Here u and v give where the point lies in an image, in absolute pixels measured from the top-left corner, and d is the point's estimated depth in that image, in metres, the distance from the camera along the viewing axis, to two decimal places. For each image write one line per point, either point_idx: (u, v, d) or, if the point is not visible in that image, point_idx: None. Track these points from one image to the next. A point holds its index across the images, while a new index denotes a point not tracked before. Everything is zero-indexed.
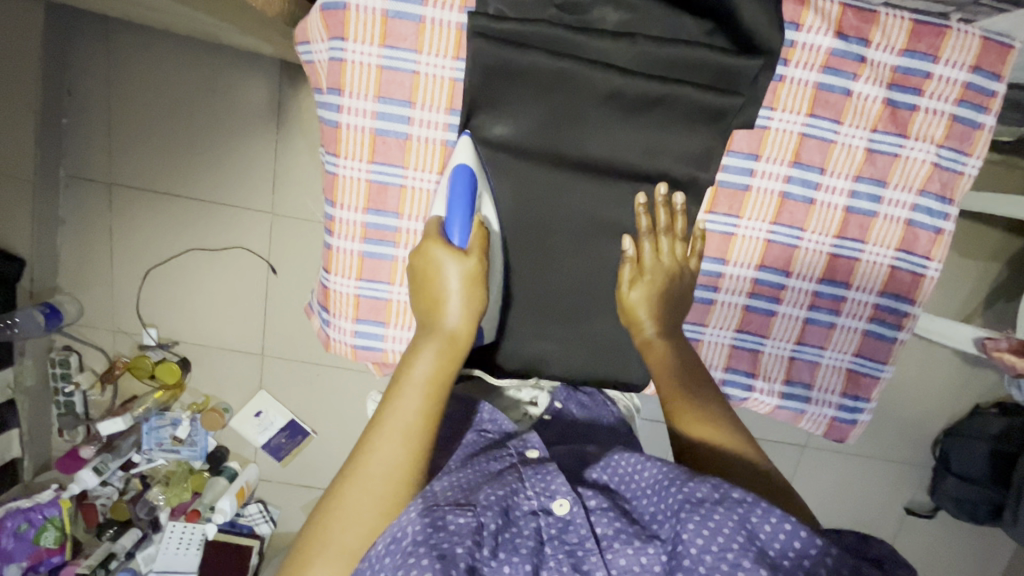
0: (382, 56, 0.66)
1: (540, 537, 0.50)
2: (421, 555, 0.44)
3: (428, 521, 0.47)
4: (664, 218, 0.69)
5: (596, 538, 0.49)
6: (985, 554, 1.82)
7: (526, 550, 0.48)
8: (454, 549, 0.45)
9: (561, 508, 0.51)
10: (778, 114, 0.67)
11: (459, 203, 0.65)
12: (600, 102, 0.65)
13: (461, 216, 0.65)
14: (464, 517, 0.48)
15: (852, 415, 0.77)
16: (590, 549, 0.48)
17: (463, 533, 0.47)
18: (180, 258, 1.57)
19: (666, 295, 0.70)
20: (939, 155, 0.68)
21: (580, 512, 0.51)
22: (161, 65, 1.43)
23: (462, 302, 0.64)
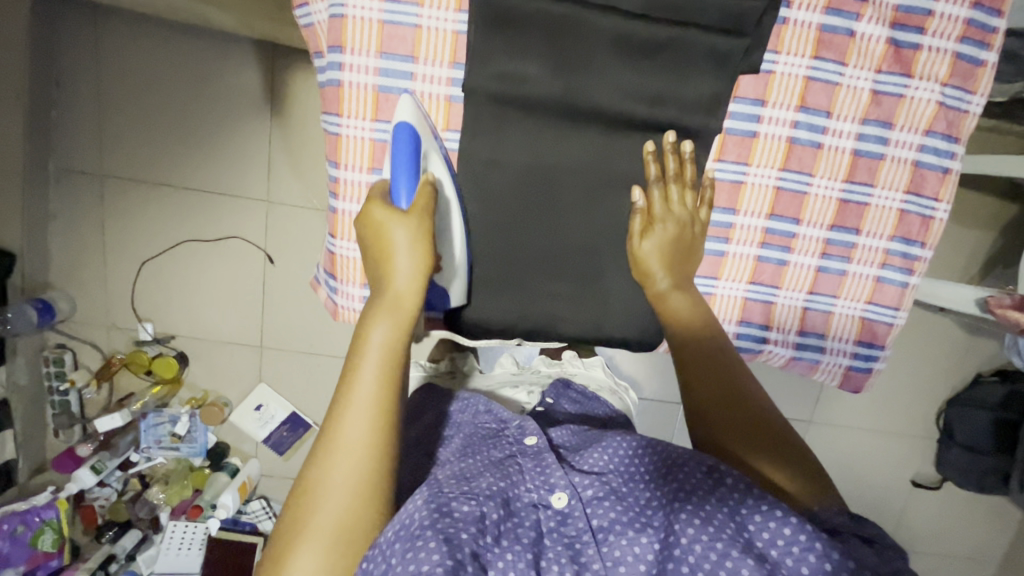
0: (383, 10, 0.64)
1: (540, 529, 0.52)
2: (428, 537, 0.47)
3: (435, 507, 0.50)
4: (673, 165, 0.68)
5: (592, 530, 0.52)
6: (989, 524, 1.83)
7: (526, 539, 0.51)
8: (459, 534, 0.48)
9: (559, 501, 0.54)
10: (784, 57, 0.67)
11: (402, 160, 0.63)
12: (606, 50, 0.64)
13: (405, 177, 0.63)
14: (469, 505, 0.51)
15: (866, 363, 0.78)
16: (587, 541, 0.51)
17: (468, 520, 0.50)
18: (174, 250, 1.54)
19: (671, 249, 0.69)
20: (944, 94, 0.68)
21: (579, 505, 0.53)
22: (151, 53, 1.41)
23: (411, 267, 0.60)
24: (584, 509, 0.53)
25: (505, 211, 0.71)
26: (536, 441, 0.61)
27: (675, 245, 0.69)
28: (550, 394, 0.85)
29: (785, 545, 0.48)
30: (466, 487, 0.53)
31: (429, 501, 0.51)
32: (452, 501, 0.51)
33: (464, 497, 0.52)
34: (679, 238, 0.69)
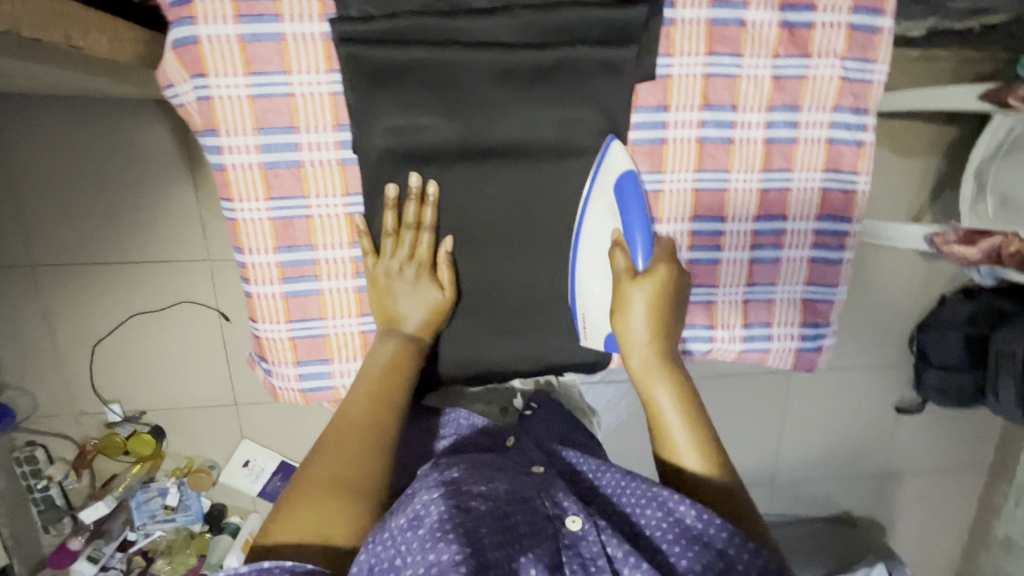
0: (250, 85, 0.60)
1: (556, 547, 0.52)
2: (451, 535, 0.49)
3: (455, 503, 0.53)
4: (620, 262, 0.63)
5: (606, 556, 0.51)
6: (976, 433, 1.90)
7: (546, 546, 0.52)
8: (479, 529, 0.51)
9: (573, 524, 0.54)
10: (677, 60, 0.64)
11: (639, 213, 0.64)
12: (493, 85, 0.61)
13: (643, 231, 0.63)
14: (483, 501, 0.54)
15: (814, 342, 0.77)
16: (602, 565, 0.51)
17: (484, 515, 0.53)
18: (125, 326, 1.49)
19: (666, 296, 0.62)
20: (845, 68, 0.66)
21: (592, 529, 0.53)
22: (50, 131, 1.33)
23: (416, 301, 0.66)
24: (598, 534, 0.52)
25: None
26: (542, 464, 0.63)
27: (667, 295, 0.62)
28: (536, 400, 0.94)
29: None
30: (485, 485, 0.56)
31: (449, 496, 0.54)
32: (471, 498, 0.54)
33: (482, 494, 0.55)
34: (674, 294, 0.63)
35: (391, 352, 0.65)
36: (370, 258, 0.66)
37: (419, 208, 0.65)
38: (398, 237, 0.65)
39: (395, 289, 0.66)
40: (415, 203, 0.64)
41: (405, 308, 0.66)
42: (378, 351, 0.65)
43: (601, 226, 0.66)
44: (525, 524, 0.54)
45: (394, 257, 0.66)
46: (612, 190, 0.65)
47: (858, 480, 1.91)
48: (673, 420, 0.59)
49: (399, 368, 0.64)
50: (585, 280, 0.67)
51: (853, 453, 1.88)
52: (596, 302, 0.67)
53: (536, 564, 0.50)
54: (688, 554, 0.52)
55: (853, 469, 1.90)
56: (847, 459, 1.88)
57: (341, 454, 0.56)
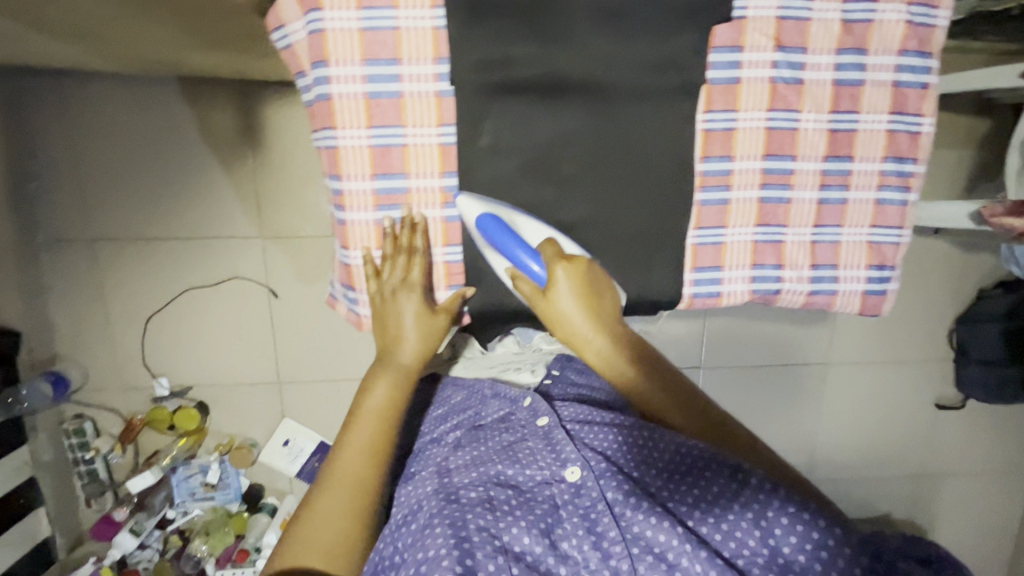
0: (361, 18, 0.65)
1: (556, 502, 0.72)
2: (441, 527, 0.68)
3: (447, 498, 0.73)
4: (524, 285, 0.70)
5: (607, 501, 0.69)
6: (1018, 432, 1.87)
7: (539, 511, 0.70)
8: (466, 516, 0.69)
9: (573, 475, 0.72)
10: (752, 2, 0.69)
11: (502, 240, 0.68)
12: (582, 22, 0.66)
13: (523, 251, 0.68)
14: (476, 493, 0.73)
15: (881, 286, 0.79)
16: (601, 509, 0.68)
17: (475, 502, 0.72)
18: (178, 301, 1.54)
19: (583, 283, 0.69)
20: (910, 13, 0.70)
21: (588, 477, 0.71)
22: (123, 112, 1.41)
23: (416, 323, 0.73)
24: (595, 481, 0.71)
25: (510, 185, 0.72)
26: (546, 421, 0.81)
27: (584, 279, 0.69)
28: (557, 367, 1.04)
29: (801, 535, 0.62)
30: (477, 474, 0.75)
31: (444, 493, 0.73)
32: (463, 490, 0.74)
33: (471, 485, 0.75)
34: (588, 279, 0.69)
35: (385, 393, 0.76)
36: (374, 284, 0.72)
37: (410, 235, 0.71)
38: (405, 271, 0.70)
39: (402, 309, 0.72)
40: (408, 231, 0.70)
41: (401, 343, 0.74)
42: (375, 392, 0.76)
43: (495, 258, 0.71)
44: (514, 498, 0.73)
45: (390, 278, 0.71)
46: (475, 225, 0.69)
47: (897, 480, 1.87)
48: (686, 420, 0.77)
49: (395, 408, 0.76)
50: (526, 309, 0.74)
51: (891, 451, 1.85)
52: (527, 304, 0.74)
53: (527, 532, 0.67)
54: (697, 486, 0.69)
55: (892, 467, 1.86)
56: (885, 457, 1.85)
57: (338, 520, 0.71)
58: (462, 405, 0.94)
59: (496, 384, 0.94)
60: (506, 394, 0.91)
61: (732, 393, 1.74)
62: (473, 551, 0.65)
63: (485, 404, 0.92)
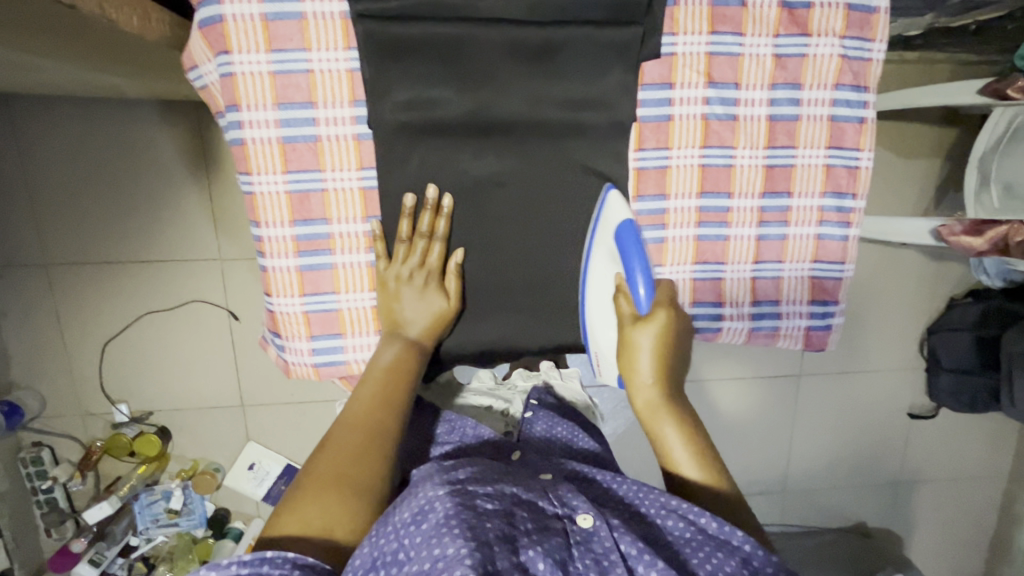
0: (271, 61, 0.62)
1: (568, 539, 0.52)
2: (454, 526, 0.48)
3: (460, 500, 0.52)
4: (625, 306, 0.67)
5: (621, 552, 0.50)
6: (990, 439, 1.87)
7: (554, 541, 0.51)
8: (487, 522, 0.49)
9: (584, 520, 0.53)
10: (682, 38, 0.66)
11: (635, 251, 0.65)
12: (504, 61, 0.63)
13: (645, 272, 0.66)
14: (492, 501, 0.53)
15: (824, 321, 0.78)
16: (615, 560, 0.50)
17: (493, 513, 0.51)
18: (136, 326, 1.51)
19: (670, 340, 0.65)
20: (844, 47, 0.68)
21: (603, 524, 0.52)
22: (70, 133, 1.37)
23: (425, 304, 0.68)
24: (610, 530, 0.52)
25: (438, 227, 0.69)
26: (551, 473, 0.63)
27: (674, 338, 0.65)
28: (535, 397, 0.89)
29: None
30: (491, 486, 0.56)
31: (456, 495, 0.53)
32: (478, 495, 0.53)
33: (489, 494, 0.54)
34: (676, 332, 0.66)
35: (394, 354, 0.67)
36: (386, 264, 0.68)
37: (432, 218, 0.67)
38: (425, 249, 0.67)
39: (402, 294, 0.68)
40: (430, 214, 0.67)
41: (406, 313, 0.69)
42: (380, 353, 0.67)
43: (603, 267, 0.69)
44: (531, 522, 0.53)
45: (405, 264, 0.68)
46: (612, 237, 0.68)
47: (871, 489, 1.87)
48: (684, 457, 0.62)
49: (406, 365, 0.67)
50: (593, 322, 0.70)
51: (865, 461, 1.85)
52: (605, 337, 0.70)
53: (545, 558, 0.48)
54: (707, 556, 0.51)
55: (866, 477, 1.86)
56: (859, 466, 1.85)
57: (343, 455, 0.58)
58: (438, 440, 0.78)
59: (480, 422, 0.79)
60: (486, 436, 0.78)
61: (704, 407, 1.72)
62: (495, 558, 0.47)
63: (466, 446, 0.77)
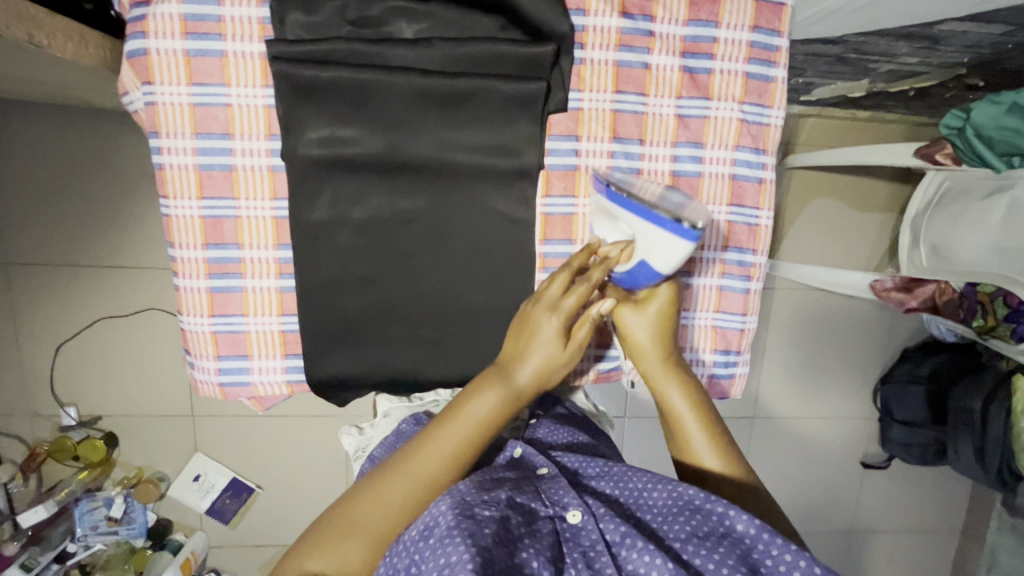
0: (192, 94, 0.66)
1: (558, 537, 0.57)
2: (457, 537, 0.51)
3: (460, 510, 0.54)
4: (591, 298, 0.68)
5: (606, 542, 0.57)
6: (944, 493, 1.87)
7: (545, 542, 0.56)
8: (485, 531, 0.52)
9: (574, 517, 0.59)
10: (587, 95, 0.70)
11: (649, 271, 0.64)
12: (413, 107, 0.67)
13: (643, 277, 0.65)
14: (490, 507, 0.55)
15: (727, 370, 0.80)
16: (601, 550, 0.56)
17: (490, 521, 0.54)
18: (90, 329, 1.52)
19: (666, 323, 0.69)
20: (743, 111, 0.72)
21: (592, 519, 0.58)
22: (41, 138, 1.40)
23: (540, 363, 0.64)
24: (597, 523, 0.58)
25: (348, 256, 0.72)
26: (546, 470, 0.67)
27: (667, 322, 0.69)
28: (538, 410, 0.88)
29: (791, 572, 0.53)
30: (485, 492, 0.58)
31: (453, 502, 0.56)
32: (476, 504, 0.56)
33: (486, 500, 0.56)
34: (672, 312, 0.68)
35: (494, 404, 0.62)
36: (544, 310, 0.64)
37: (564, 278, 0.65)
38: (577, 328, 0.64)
39: (541, 315, 0.64)
40: (563, 276, 0.65)
41: (526, 360, 0.64)
42: (483, 402, 0.62)
43: (608, 229, 0.68)
44: (524, 522, 0.57)
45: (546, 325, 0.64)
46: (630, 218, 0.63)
47: (825, 537, 1.85)
48: (701, 446, 0.68)
49: (496, 422, 0.63)
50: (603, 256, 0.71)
51: (819, 508, 1.84)
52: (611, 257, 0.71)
53: (540, 558, 0.53)
54: (690, 523, 0.58)
55: (820, 525, 1.84)
56: (813, 514, 1.84)
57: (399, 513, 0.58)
58: None
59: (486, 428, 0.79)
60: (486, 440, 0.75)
61: None
62: (496, 564, 0.50)
63: None
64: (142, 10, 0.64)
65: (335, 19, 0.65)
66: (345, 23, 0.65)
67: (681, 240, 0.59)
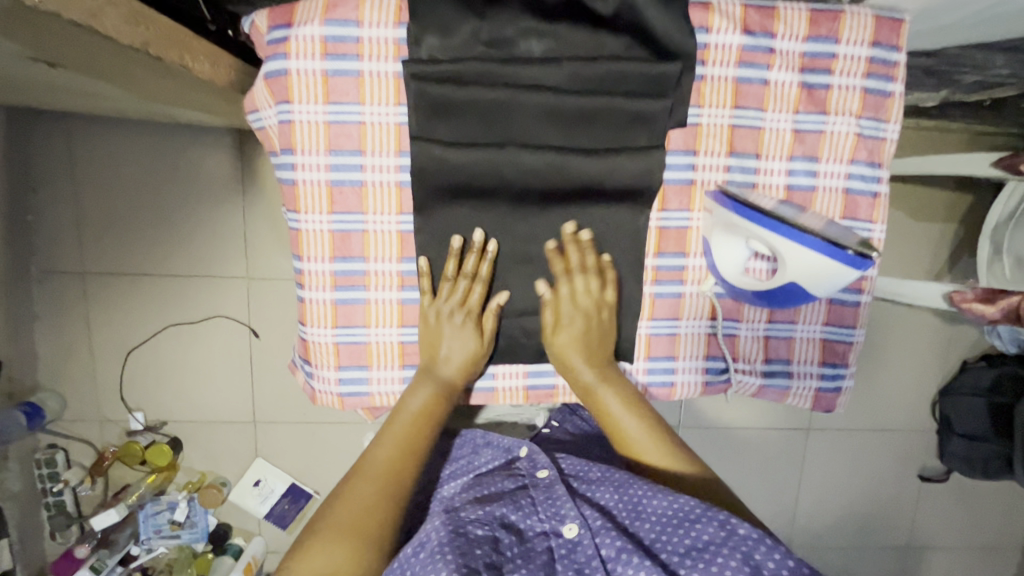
0: (328, 112, 0.68)
1: (552, 555, 0.62)
2: (447, 551, 0.58)
3: (453, 527, 0.62)
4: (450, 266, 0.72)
5: (602, 558, 0.59)
6: (1006, 507, 1.83)
7: (537, 562, 0.61)
8: (475, 549, 0.59)
9: (569, 531, 0.63)
10: (706, 110, 0.71)
11: (797, 296, 0.69)
12: (538, 123, 0.68)
13: (782, 299, 0.71)
14: (483, 528, 0.63)
15: (834, 383, 0.80)
16: (597, 566, 0.59)
17: (481, 539, 0.62)
18: (160, 336, 1.55)
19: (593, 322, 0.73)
20: (860, 126, 0.73)
21: (588, 534, 0.61)
22: (121, 151, 1.45)
23: (462, 356, 0.73)
24: (593, 538, 0.61)
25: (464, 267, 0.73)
26: (547, 474, 0.71)
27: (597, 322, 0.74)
28: (556, 419, 0.97)
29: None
30: (482, 509, 0.66)
31: (449, 523, 0.63)
32: (469, 523, 0.63)
33: (478, 520, 0.64)
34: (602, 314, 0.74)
35: (427, 395, 0.73)
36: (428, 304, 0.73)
37: (476, 261, 0.72)
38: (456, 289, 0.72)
39: (439, 326, 0.72)
40: (475, 256, 0.71)
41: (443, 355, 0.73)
42: (412, 400, 0.72)
43: (733, 242, 0.69)
44: (516, 546, 0.63)
45: (448, 303, 0.72)
46: (797, 254, 0.64)
47: (880, 552, 1.82)
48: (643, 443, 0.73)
49: (434, 412, 0.73)
50: (723, 254, 0.71)
51: (875, 521, 1.81)
52: (732, 258, 0.71)
53: None
54: (689, 533, 0.59)
55: (877, 538, 1.81)
56: (870, 527, 1.81)
57: (369, 511, 0.64)
58: (453, 454, 0.84)
59: (490, 431, 0.83)
60: (500, 444, 0.81)
61: (716, 455, 1.69)
62: None
63: (478, 453, 0.82)
64: (283, 32, 0.66)
65: (468, 40, 0.67)
66: (478, 44, 0.67)
67: (848, 267, 0.63)
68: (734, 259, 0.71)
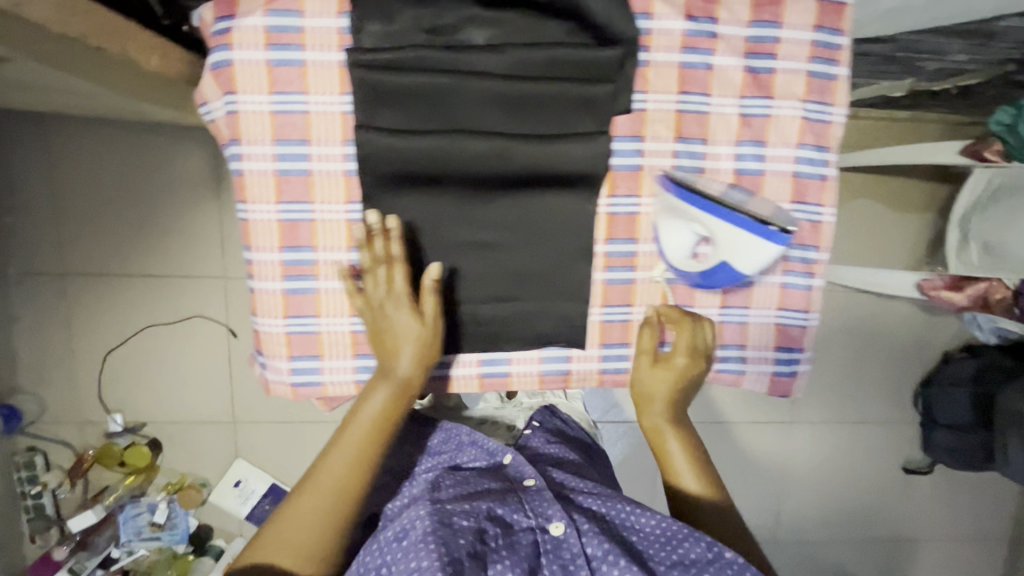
0: (272, 102, 0.68)
1: (537, 548, 0.65)
2: (431, 541, 0.61)
3: (438, 518, 0.64)
4: (380, 247, 0.69)
5: (586, 557, 0.63)
6: (992, 499, 1.82)
7: (521, 554, 0.64)
8: (460, 541, 0.62)
9: (556, 529, 0.66)
10: (652, 96, 0.72)
11: (731, 276, 0.70)
12: (482, 110, 0.69)
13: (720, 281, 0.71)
14: (468, 519, 0.65)
15: (789, 367, 0.80)
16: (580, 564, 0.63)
17: (467, 530, 0.64)
18: (139, 336, 1.55)
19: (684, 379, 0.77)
20: (806, 109, 0.73)
21: (574, 533, 0.65)
22: (96, 152, 1.46)
23: (414, 352, 0.70)
24: (580, 538, 0.64)
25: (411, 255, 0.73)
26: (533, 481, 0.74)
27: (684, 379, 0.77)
28: (536, 420, 0.98)
29: None
30: (469, 502, 0.68)
31: (436, 512, 0.65)
32: (455, 514, 0.65)
33: (465, 512, 0.66)
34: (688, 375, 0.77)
35: (384, 399, 0.70)
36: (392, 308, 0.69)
37: (385, 243, 0.70)
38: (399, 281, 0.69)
39: (388, 312, 0.70)
40: (382, 238, 0.69)
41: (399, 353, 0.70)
42: (369, 400, 0.70)
43: (675, 228, 0.70)
44: (502, 537, 0.65)
45: (375, 293, 0.70)
46: (731, 235, 0.66)
47: (866, 546, 1.81)
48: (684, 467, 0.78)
49: (394, 414, 0.71)
50: (667, 239, 0.71)
51: (862, 514, 1.80)
52: (673, 241, 0.70)
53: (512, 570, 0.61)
54: (683, 549, 0.65)
55: (864, 532, 1.81)
56: (855, 521, 1.80)
57: (318, 514, 0.66)
58: (435, 449, 0.86)
59: (475, 430, 0.87)
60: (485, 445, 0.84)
61: None
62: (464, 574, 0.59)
63: (462, 451, 0.85)
64: (226, 23, 0.67)
65: (410, 28, 0.67)
66: (420, 32, 0.67)
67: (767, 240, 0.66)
68: (676, 243, 0.70)
